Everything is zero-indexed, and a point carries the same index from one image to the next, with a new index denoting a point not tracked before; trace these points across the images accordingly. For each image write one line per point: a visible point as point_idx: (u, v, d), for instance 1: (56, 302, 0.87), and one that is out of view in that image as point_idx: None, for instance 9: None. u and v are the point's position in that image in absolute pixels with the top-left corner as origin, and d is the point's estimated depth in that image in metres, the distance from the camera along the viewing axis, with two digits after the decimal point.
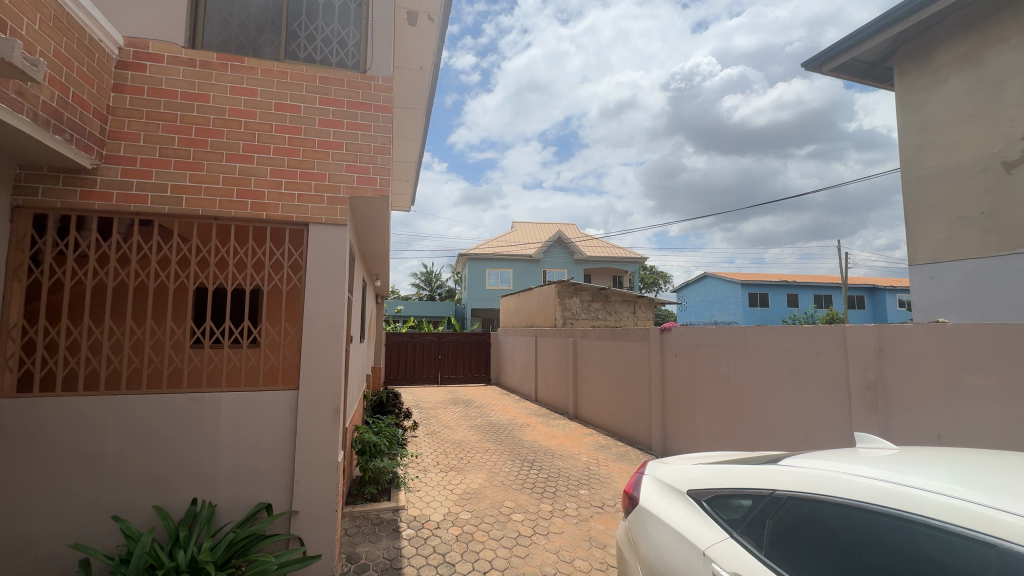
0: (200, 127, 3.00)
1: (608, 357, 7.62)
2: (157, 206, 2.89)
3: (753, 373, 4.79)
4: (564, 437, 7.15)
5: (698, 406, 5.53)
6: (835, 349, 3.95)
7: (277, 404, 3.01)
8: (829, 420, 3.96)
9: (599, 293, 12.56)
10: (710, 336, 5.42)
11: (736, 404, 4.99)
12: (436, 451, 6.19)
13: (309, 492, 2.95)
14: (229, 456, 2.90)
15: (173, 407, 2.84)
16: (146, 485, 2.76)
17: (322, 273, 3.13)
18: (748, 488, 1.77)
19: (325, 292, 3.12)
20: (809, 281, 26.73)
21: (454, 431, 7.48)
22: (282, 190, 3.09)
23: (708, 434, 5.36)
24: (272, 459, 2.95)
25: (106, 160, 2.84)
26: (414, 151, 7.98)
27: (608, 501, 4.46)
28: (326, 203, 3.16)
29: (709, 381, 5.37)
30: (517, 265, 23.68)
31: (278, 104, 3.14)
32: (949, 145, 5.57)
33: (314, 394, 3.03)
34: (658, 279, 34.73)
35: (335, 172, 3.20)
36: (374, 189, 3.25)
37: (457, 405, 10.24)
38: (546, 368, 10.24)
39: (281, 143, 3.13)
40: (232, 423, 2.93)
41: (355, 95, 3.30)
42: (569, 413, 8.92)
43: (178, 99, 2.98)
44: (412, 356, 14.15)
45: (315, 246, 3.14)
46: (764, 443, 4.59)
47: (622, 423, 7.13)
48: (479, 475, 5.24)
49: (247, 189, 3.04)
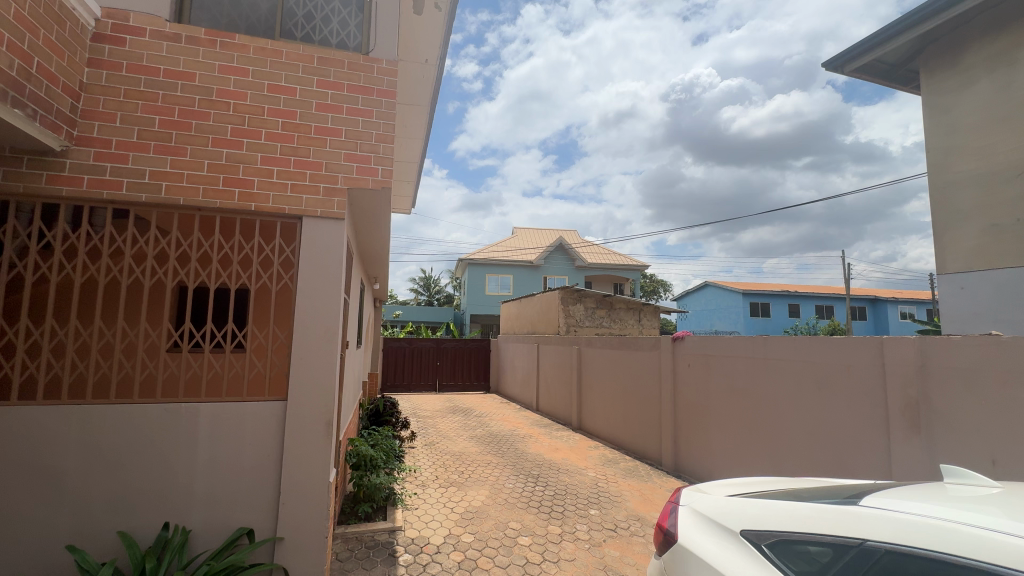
0: (183, 108, 2.72)
1: (615, 366, 7.31)
2: (133, 194, 2.59)
3: (774, 387, 4.50)
4: (568, 451, 6.82)
5: (714, 421, 5.22)
6: (869, 363, 3.67)
7: (262, 416, 2.69)
8: (864, 440, 3.65)
9: (603, 300, 12.27)
10: (727, 347, 5.13)
11: (755, 420, 4.69)
12: (435, 464, 5.86)
13: (296, 515, 2.64)
14: (207, 474, 2.58)
15: (144, 418, 2.53)
16: (111, 508, 2.44)
17: (315, 272, 2.83)
18: (823, 534, 1.48)
19: (319, 292, 2.82)
20: (811, 292, 26.51)
21: (453, 442, 7.13)
22: (273, 179, 2.81)
23: (724, 450, 5.05)
24: (256, 479, 2.64)
25: (76, 142, 2.55)
26: (417, 150, 7.72)
27: (620, 523, 4.14)
28: (322, 195, 2.87)
29: (726, 395, 5.07)
30: (517, 271, 23.43)
31: (271, 85, 2.87)
32: (980, 149, 5.32)
33: (306, 405, 2.73)
34: (658, 287, 34.45)
35: (332, 161, 2.92)
36: (374, 181, 2.96)
37: (455, 414, 9.91)
38: (549, 377, 9.91)
39: (274, 127, 2.84)
40: (211, 437, 2.61)
41: (356, 78, 3.03)
42: (572, 424, 8.59)
43: (160, 77, 2.70)
44: (410, 362, 13.81)
45: (307, 242, 2.84)
46: (788, 463, 4.28)
47: (629, 436, 6.81)
48: (481, 492, 4.90)
49: (234, 177, 2.75)
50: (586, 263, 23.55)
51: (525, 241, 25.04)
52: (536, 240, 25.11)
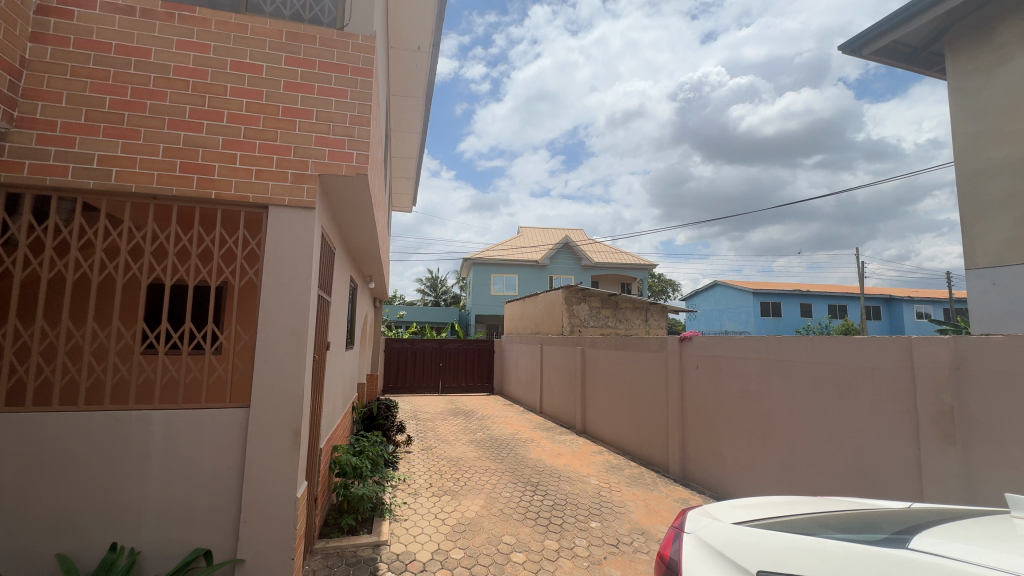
0: (137, 87, 2.49)
1: (620, 368, 7.01)
2: (80, 180, 2.36)
3: (791, 392, 4.17)
4: (571, 456, 6.52)
5: (724, 426, 4.90)
6: (896, 365, 3.34)
7: (223, 425, 2.45)
8: (892, 450, 3.32)
9: (609, 299, 11.96)
10: (738, 348, 4.82)
11: (769, 426, 4.37)
12: (430, 470, 5.60)
13: (259, 535, 2.40)
14: (160, 489, 2.34)
15: (90, 428, 2.29)
16: (52, 526, 2.21)
17: (282, 266, 2.58)
18: None
19: (287, 288, 2.57)
20: (823, 291, 25.96)
21: (451, 447, 6.87)
22: (236, 165, 2.57)
23: (734, 457, 4.74)
24: (216, 494, 2.40)
25: (18, 124, 2.32)
26: (415, 144, 7.49)
27: (623, 538, 3.84)
28: (290, 181, 2.62)
29: (737, 399, 4.75)
30: (523, 271, 23.15)
31: (234, 62, 2.62)
32: (1014, 133, 4.97)
33: (270, 413, 2.48)
34: (666, 287, 34.05)
35: (302, 145, 2.67)
36: (348, 166, 2.71)
37: (457, 416, 9.65)
38: (553, 378, 9.62)
39: (237, 109, 2.60)
40: (166, 448, 2.37)
41: (329, 55, 2.78)
42: (576, 428, 8.30)
43: (112, 53, 2.47)
44: (412, 363, 13.59)
45: (273, 233, 2.59)
46: (808, 473, 3.95)
47: (634, 441, 6.51)
48: (476, 502, 4.63)
49: (192, 162, 2.51)
50: (592, 262, 23.19)
51: (531, 240, 24.76)
52: (542, 240, 24.83)
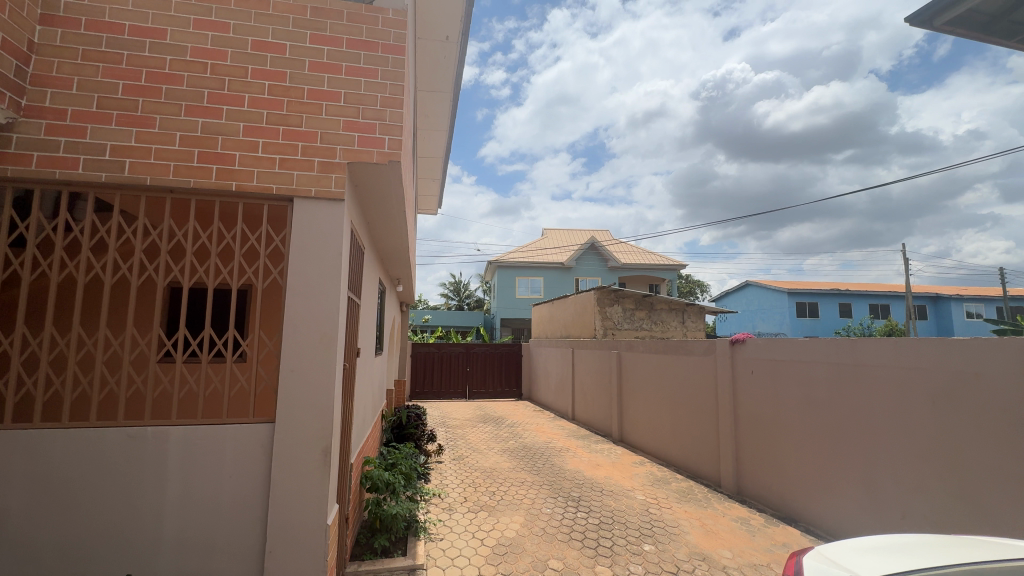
0: (152, 71, 2.27)
1: (661, 372, 6.58)
2: (91, 173, 2.15)
3: (870, 400, 3.71)
4: (611, 467, 6.14)
5: (785, 439, 4.44)
6: (1010, 371, 2.89)
7: (245, 443, 2.19)
8: (1007, 470, 2.86)
9: (643, 300, 11.48)
10: (801, 352, 4.36)
11: (842, 438, 3.90)
12: (463, 483, 5.30)
13: (285, 567, 2.13)
14: (179, 514, 2.11)
15: (104, 445, 2.07)
16: (64, 556, 2.00)
17: (308, 265, 2.31)
18: None
19: (313, 289, 2.30)
20: (864, 291, 24.70)
21: (483, 457, 6.55)
22: (258, 154, 2.32)
23: (799, 473, 4.28)
24: (239, 519, 2.15)
25: (26, 113, 2.13)
26: (442, 141, 7.25)
27: (683, 565, 3.45)
28: (317, 171, 2.36)
29: (801, 408, 4.30)
30: (548, 274, 22.80)
31: (255, 42, 2.38)
32: None
33: (296, 429, 2.21)
34: (695, 289, 33.15)
35: (328, 130, 2.40)
36: (380, 153, 2.44)
37: (486, 423, 9.35)
38: (586, 384, 9.23)
39: (259, 92, 2.36)
40: (185, 468, 2.13)
41: (358, 31, 2.52)
42: (612, 436, 7.88)
43: (125, 35, 2.26)
44: (439, 368, 13.38)
45: (298, 228, 2.33)
46: (894, 493, 3.48)
47: (679, 452, 6.07)
48: (516, 519, 4.30)
49: (210, 152, 2.27)
50: (619, 264, 22.65)
51: (556, 242, 24.38)
52: (567, 242, 24.42)
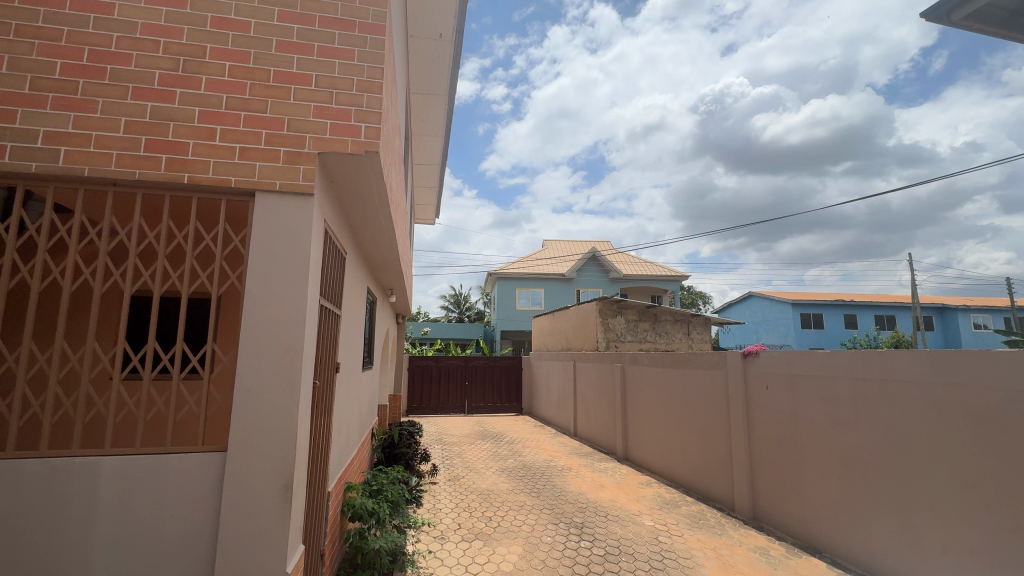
0: (96, 49, 2.00)
1: (667, 386, 6.25)
2: (20, 163, 1.87)
3: (902, 420, 3.38)
4: (615, 489, 5.77)
5: (806, 460, 4.10)
6: None
7: (194, 476, 1.87)
8: None
9: (646, 311, 11.16)
10: (821, 365, 4.05)
11: (870, 460, 3.57)
12: (458, 507, 4.93)
13: None
14: (111, 562, 1.78)
15: (24, 479, 1.75)
16: None
17: (272, 269, 2.02)
18: None
19: (278, 298, 2.01)
20: (869, 302, 24.34)
21: (480, 477, 6.18)
22: (216, 142, 2.04)
23: (822, 498, 3.92)
24: (183, 566, 1.82)
25: None
26: (438, 147, 7.01)
27: None
28: (282, 162, 2.08)
29: (823, 427, 3.96)
30: (549, 285, 22.52)
31: (216, 18, 2.12)
32: None
33: (253, 459, 1.89)
34: (697, 300, 32.82)
35: (297, 117, 2.13)
36: (355, 143, 2.16)
37: (484, 440, 8.98)
38: (588, 399, 8.88)
39: (218, 74, 2.09)
40: (119, 505, 1.81)
41: (332, 9, 2.26)
42: (616, 454, 7.51)
43: (65, 9, 2.00)
44: (437, 381, 13.00)
45: (260, 227, 2.04)
46: (933, 524, 3.13)
47: (688, 472, 5.71)
48: (513, 550, 3.93)
49: (160, 139, 1.99)
50: (621, 275, 22.36)
51: (557, 253, 24.13)
52: (568, 252, 24.19)
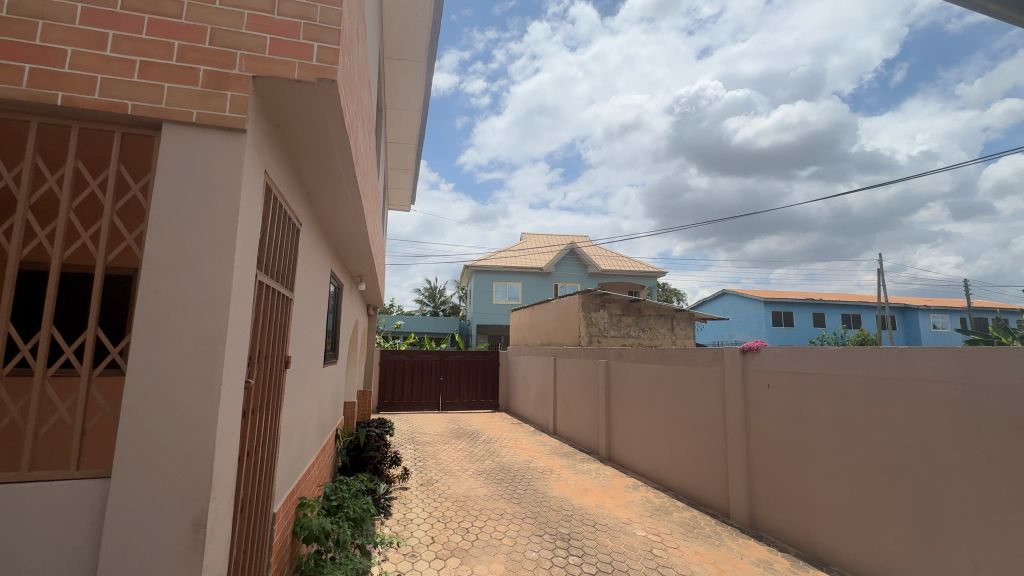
0: None
1: (656, 384, 5.91)
2: None
3: (925, 424, 3.07)
4: (601, 493, 5.40)
5: (811, 465, 3.79)
6: None
7: (64, 511, 1.34)
8: None
9: (631, 306, 10.88)
10: (830, 362, 3.74)
11: (886, 467, 3.27)
12: (431, 518, 4.45)
13: None
14: None
15: None
16: None
17: (183, 228, 1.48)
18: None
19: (190, 268, 1.47)
20: (838, 301, 24.88)
21: (456, 481, 5.69)
22: (106, 53, 1.48)
23: (830, 507, 3.62)
24: None
25: None
26: (415, 123, 6.45)
27: None
28: (202, 84, 1.54)
29: (833, 430, 3.64)
30: (527, 279, 22.13)
31: None
32: None
33: (149, 488, 1.36)
34: (672, 297, 33.04)
35: (224, 27, 1.59)
36: (302, 65, 1.64)
37: (460, 439, 8.50)
38: (569, 396, 8.50)
39: None
40: None
41: None
42: (599, 454, 7.16)
43: None
44: (410, 377, 12.42)
45: (169, 170, 1.50)
46: (961, 539, 2.83)
47: (678, 475, 5.38)
48: (494, 568, 3.47)
49: (24, 44, 1.42)
50: (599, 270, 22.14)
51: (535, 247, 23.74)
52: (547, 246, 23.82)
